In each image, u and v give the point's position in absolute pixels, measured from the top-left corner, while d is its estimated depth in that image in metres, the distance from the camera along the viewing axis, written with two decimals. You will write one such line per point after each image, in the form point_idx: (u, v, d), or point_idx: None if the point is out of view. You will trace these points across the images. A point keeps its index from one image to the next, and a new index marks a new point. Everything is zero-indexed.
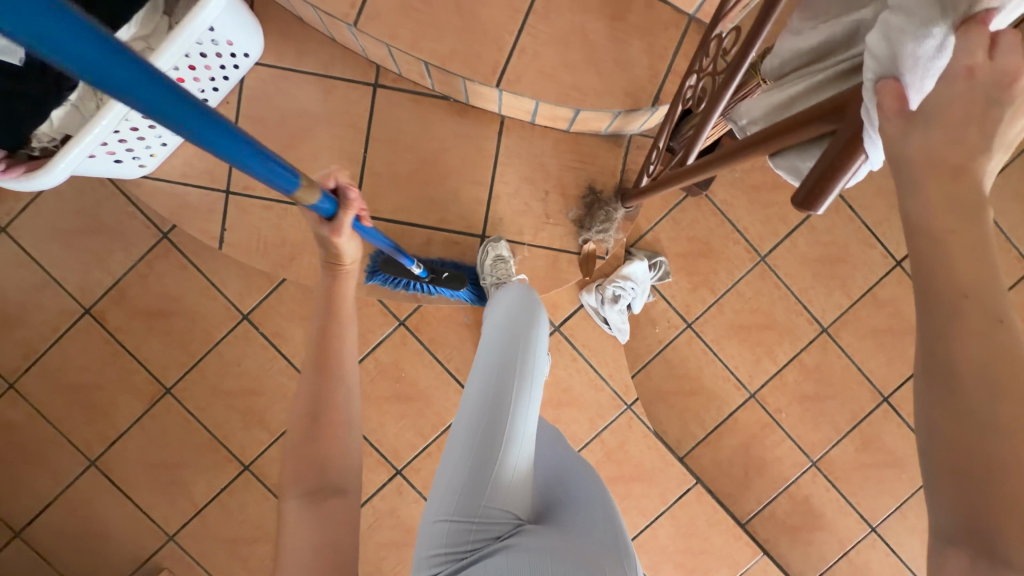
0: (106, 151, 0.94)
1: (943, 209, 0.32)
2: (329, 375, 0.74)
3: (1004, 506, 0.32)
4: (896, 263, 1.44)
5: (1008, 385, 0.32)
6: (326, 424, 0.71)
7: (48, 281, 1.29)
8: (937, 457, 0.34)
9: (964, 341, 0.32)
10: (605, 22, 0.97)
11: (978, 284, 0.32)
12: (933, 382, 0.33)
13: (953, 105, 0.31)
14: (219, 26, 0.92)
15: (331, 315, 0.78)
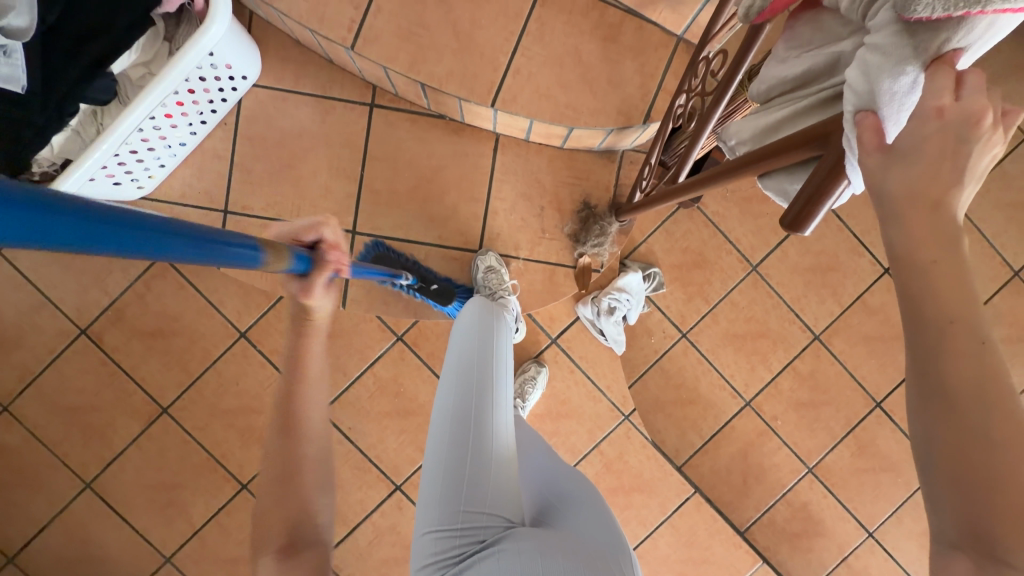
0: (106, 173, 0.96)
1: (925, 240, 0.35)
2: (296, 435, 0.67)
3: (1003, 513, 0.33)
4: (885, 271, 1.48)
5: (998, 401, 0.34)
6: (295, 487, 0.66)
7: (44, 302, 1.29)
8: (936, 467, 0.35)
9: (954, 359, 0.34)
10: (598, 43, 1.00)
11: (963, 307, 0.35)
12: (931, 404, 0.35)
13: (928, 144, 0.34)
14: (218, 51, 0.93)
15: (292, 370, 0.67)
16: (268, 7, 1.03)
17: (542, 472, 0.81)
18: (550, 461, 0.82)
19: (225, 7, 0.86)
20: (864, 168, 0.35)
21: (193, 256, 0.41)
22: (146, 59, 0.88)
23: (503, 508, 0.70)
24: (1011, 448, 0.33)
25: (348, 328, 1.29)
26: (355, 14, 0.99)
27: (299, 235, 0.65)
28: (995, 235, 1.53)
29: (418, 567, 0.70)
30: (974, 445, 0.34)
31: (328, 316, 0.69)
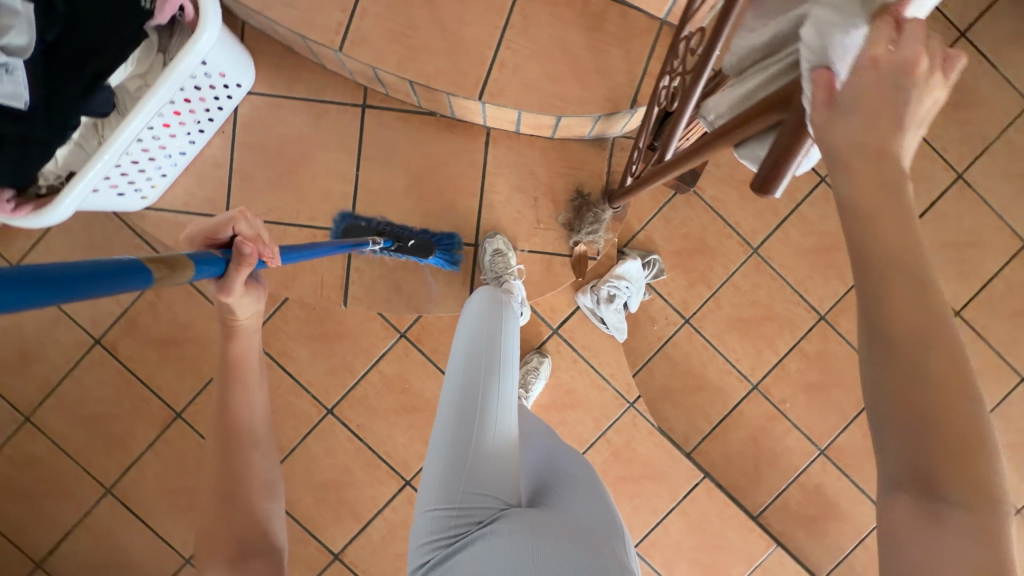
0: (110, 185, 0.98)
1: (867, 187, 0.35)
2: (238, 442, 0.69)
3: (941, 450, 0.34)
4: None
5: (933, 337, 0.34)
6: (241, 494, 0.68)
7: (61, 315, 1.33)
8: (882, 412, 0.35)
9: (892, 297, 0.34)
10: (583, 33, 1.01)
11: (903, 250, 0.35)
12: (875, 343, 0.35)
13: (868, 94, 0.34)
14: (211, 60, 0.96)
15: (230, 380, 0.71)
16: (258, 16, 1.05)
17: (542, 456, 0.82)
18: (550, 445, 0.83)
19: (215, 16, 0.89)
20: (812, 124, 0.36)
21: (58, 297, 0.38)
22: (142, 71, 0.91)
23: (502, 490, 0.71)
24: (950, 386, 0.34)
25: (352, 327, 1.31)
26: (343, 17, 1.01)
27: (214, 232, 0.64)
28: (1004, 207, 1.50)
29: (417, 544, 0.72)
30: (918, 385, 0.34)
31: (256, 315, 0.71)
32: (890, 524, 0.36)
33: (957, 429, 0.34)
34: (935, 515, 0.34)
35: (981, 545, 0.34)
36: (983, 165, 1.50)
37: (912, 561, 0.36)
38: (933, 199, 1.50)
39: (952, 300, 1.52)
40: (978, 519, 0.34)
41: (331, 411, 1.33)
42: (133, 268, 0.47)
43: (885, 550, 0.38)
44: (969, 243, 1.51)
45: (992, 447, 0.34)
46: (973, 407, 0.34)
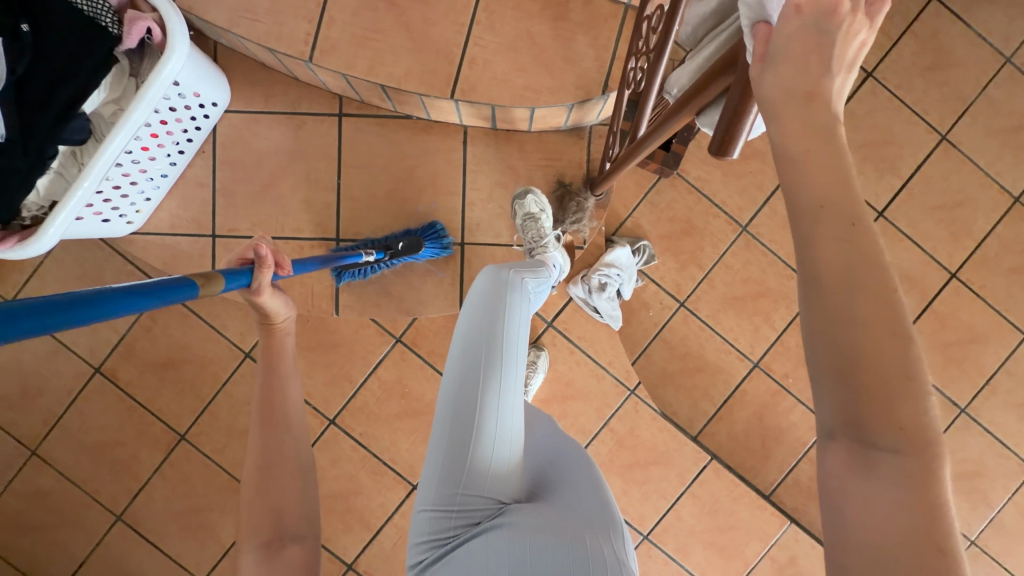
0: (93, 212, 1.00)
1: (798, 133, 0.37)
2: (278, 429, 0.73)
3: (870, 394, 0.35)
4: (878, 215, 1.51)
5: (865, 280, 0.35)
6: (277, 481, 0.70)
7: (59, 346, 1.35)
8: (814, 358, 0.37)
9: (822, 238, 0.36)
10: (548, 23, 1.01)
11: (837, 193, 0.36)
12: (807, 289, 0.37)
13: (795, 42, 0.36)
14: (183, 80, 0.97)
15: (270, 372, 0.75)
16: (227, 33, 1.06)
17: (541, 449, 0.81)
18: (549, 438, 0.82)
19: (182, 36, 0.90)
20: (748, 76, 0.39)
21: (84, 320, 0.46)
22: (116, 97, 0.92)
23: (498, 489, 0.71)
24: (879, 329, 0.35)
25: (347, 336, 1.31)
26: (310, 27, 1.03)
27: (245, 253, 0.74)
28: (990, 164, 1.50)
29: (414, 542, 0.72)
30: (847, 329, 0.35)
31: (291, 317, 0.79)
32: (828, 473, 0.38)
33: (884, 371, 0.35)
34: (863, 458, 0.36)
35: (912, 488, 0.35)
36: (966, 124, 1.49)
37: (848, 510, 0.37)
38: (919, 162, 1.50)
39: (948, 263, 1.51)
40: (906, 462, 0.35)
41: (333, 421, 1.33)
42: (181, 285, 0.59)
43: (825, 500, 0.39)
44: (958, 203, 1.51)
45: (921, 389, 0.35)
46: (904, 352, 0.35)
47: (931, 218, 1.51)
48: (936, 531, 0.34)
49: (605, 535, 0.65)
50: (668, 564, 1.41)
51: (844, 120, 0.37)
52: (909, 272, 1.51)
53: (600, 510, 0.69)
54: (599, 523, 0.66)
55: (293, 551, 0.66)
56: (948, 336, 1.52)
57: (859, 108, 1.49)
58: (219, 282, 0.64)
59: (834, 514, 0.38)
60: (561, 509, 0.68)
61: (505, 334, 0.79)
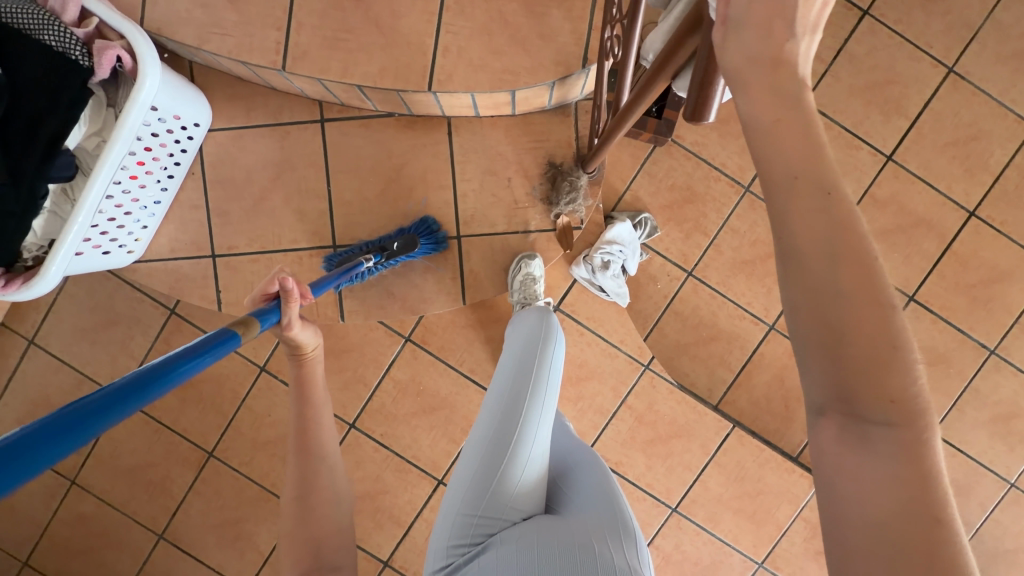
0: (92, 245, 1.01)
1: (765, 101, 0.37)
2: (314, 457, 0.72)
3: (859, 369, 0.37)
4: (888, 158, 1.45)
5: (846, 253, 0.36)
6: (314, 510, 0.70)
7: (82, 378, 1.38)
8: (802, 339, 0.38)
9: (800, 213, 0.37)
10: (519, 1, 0.99)
11: (806, 163, 0.37)
12: (786, 266, 0.38)
13: (755, 4, 0.37)
14: (161, 105, 0.97)
15: (304, 402, 0.75)
16: (199, 51, 1.05)
17: (569, 467, 0.79)
18: (578, 453, 0.80)
19: (153, 60, 0.90)
20: (712, 43, 0.40)
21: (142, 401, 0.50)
22: (97, 128, 0.93)
23: (520, 502, 0.71)
24: (862, 304, 0.36)
25: (357, 340, 1.33)
26: (279, 35, 1.01)
27: (267, 288, 0.74)
28: (1003, 93, 1.42)
29: (438, 548, 0.72)
30: (832, 306, 0.36)
31: (319, 344, 0.77)
32: (820, 447, 0.40)
33: (872, 348, 0.36)
34: (854, 434, 0.38)
35: (903, 460, 0.37)
36: (974, 53, 1.42)
37: (843, 486, 0.39)
38: (927, 98, 1.43)
39: (965, 202, 1.45)
40: (898, 432, 0.37)
41: (354, 425, 1.35)
42: (224, 337, 0.62)
43: (820, 476, 0.41)
44: (971, 137, 1.44)
45: (908, 361, 0.37)
46: (890, 327, 0.36)
47: (943, 156, 1.44)
48: (928, 497, 0.37)
49: (624, 554, 0.63)
50: (700, 534, 1.41)
51: (812, 84, 0.38)
52: (925, 216, 1.46)
53: (620, 529, 0.66)
54: (618, 545, 0.64)
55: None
56: (971, 277, 1.47)
57: (858, 49, 1.42)
58: (256, 325, 0.67)
59: (830, 489, 0.40)
60: (580, 524, 0.67)
61: (550, 353, 0.81)
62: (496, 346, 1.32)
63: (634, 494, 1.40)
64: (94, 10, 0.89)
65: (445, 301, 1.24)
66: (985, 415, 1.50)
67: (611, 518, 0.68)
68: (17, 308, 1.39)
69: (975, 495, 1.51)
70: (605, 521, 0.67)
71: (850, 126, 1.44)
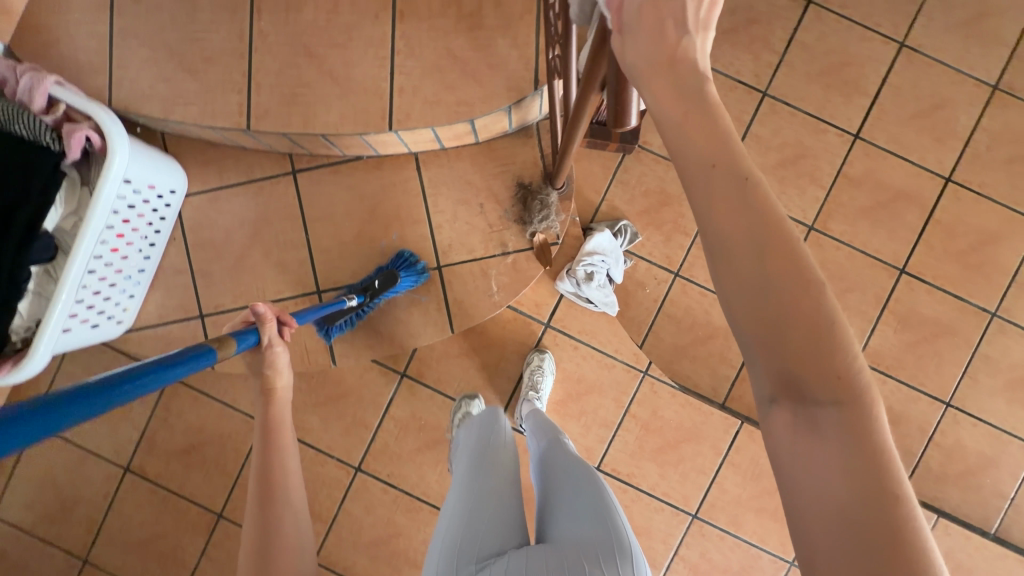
0: (79, 321, 1.03)
1: (670, 98, 0.40)
2: (277, 504, 0.70)
3: (799, 355, 0.38)
4: (855, 137, 1.46)
5: (771, 238, 0.38)
6: (276, 563, 0.66)
7: (87, 454, 1.39)
8: (747, 332, 0.39)
9: (722, 203, 0.39)
10: (465, 36, 1.02)
11: (717, 152, 0.39)
12: (718, 256, 0.39)
13: (646, 12, 0.39)
14: (134, 176, 1.01)
15: (271, 447, 0.73)
16: (166, 122, 1.09)
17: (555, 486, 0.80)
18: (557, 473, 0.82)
19: (121, 136, 0.93)
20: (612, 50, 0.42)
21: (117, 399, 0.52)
22: (73, 208, 0.96)
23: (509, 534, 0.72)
24: (792, 289, 0.38)
25: (353, 382, 1.33)
26: (240, 97, 1.05)
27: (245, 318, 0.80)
28: (958, 59, 1.45)
29: None
30: (763, 292, 0.38)
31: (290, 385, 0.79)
32: (775, 437, 0.41)
33: (805, 341, 0.38)
34: (803, 423, 0.39)
35: (854, 438, 0.38)
36: (923, 26, 1.45)
37: (802, 476, 0.40)
38: (884, 75, 1.45)
39: (939, 169, 1.46)
40: (846, 413, 0.38)
41: (359, 468, 1.34)
42: (199, 353, 0.66)
43: (779, 467, 0.42)
44: (935, 106, 1.45)
45: (846, 342, 0.39)
46: (824, 315, 0.38)
47: (910, 128, 1.46)
48: (880, 474, 0.38)
49: None
50: (725, 539, 1.36)
51: (712, 77, 0.41)
52: (903, 188, 1.46)
53: (613, 551, 0.65)
54: (612, 564, 0.64)
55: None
56: (960, 243, 1.46)
57: (808, 37, 1.45)
58: (231, 345, 0.70)
59: (791, 481, 0.40)
60: (571, 551, 0.66)
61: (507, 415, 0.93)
62: (492, 371, 1.34)
63: (651, 505, 1.36)
64: (61, 96, 0.92)
65: (434, 332, 1.24)
66: (1000, 380, 1.47)
67: (602, 539, 0.67)
68: (17, 392, 1.40)
69: (1005, 464, 1.46)
70: (595, 544, 0.66)
71: (813, 111, 1.46)
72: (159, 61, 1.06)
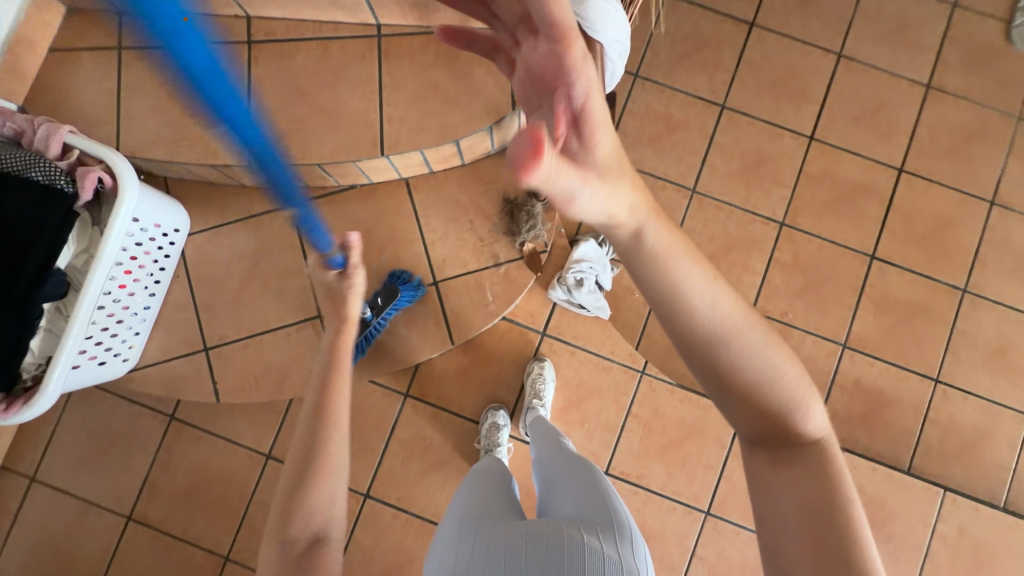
0: (88, 357, 1.06)
1: (665, 255, 0.49)
2: (324, 425, 0.75)
3: (780, 415, 0.57)
4: (810, 139, 1.58)
5: (759, 341, 0.53)
6: (313, 475, 0.73)
7: (86, 506, 1.36)
8: (743, 401, 0.56)
9: (725, 323, 0.51)
10: (444, 68, 1.13)
11: (704, 287, 0.50)
12: (721, 360, 0.52)
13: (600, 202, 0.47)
14: (142, 215, 1.06)
15: (330, 374, 0.78)
16: (170, 164, 1.17)
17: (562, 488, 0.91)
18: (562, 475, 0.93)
19: (132, 177, 0.99)
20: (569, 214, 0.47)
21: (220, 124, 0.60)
22: (85, 247, 1.00)
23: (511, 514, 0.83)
24: (780, 373, 0.55)
25: (357, 406, 1.35)
26: (241, 136, 1.13)
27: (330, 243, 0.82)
28: (891, 64, 1.60)
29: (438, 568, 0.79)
30: (757, 377, 0.54)
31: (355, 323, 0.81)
32: (758, 465, 0.60)
33: (774, 403, 0.56)
34: (779, 454, 0.59)
35: (814, 465, 0.58)
36: (854, 38, 1.61)
37: (778, 491, 0.58)
38: (827, 83, 1.60)
39: (890, 161, 1.58)
40: (809, 447, 0.59)
41: (368, 494, 1.33)
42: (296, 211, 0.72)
43: (759, 487, 0.60)
44: (877, 107, 1.59)
45: (810, 403, 0.58)
46: (791, 384, 0.56)
47: (858, 127, 1.59)
48: (835, 488, 0.57)
49: (616, 551, 0.70)
50: (740, 534, 1.36)
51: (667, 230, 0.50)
52: (859, 181, 1.57)
53: (614, 530, 0.74)
54: (613, 539, 0.72)
55: (325, 557, 0.71)
56: (919, 227, 1.56)
57: (755, 55, 1.60)
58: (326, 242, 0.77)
59: (771, 496, 0.59)
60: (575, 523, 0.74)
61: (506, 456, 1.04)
62: (493, 384, 1.37)
63: (663, 505, 1.36)
64: (75, 143, 0.99)
65: (434, 346, 1.28)
66: (980, 354, 1.53)
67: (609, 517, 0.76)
68: (14, 448, 1.38)
69: (999, 435, 1.50)
70: (603, 518, 0.75)
71: (768, 118, 1.59)
72: (163, 110, 1.14)
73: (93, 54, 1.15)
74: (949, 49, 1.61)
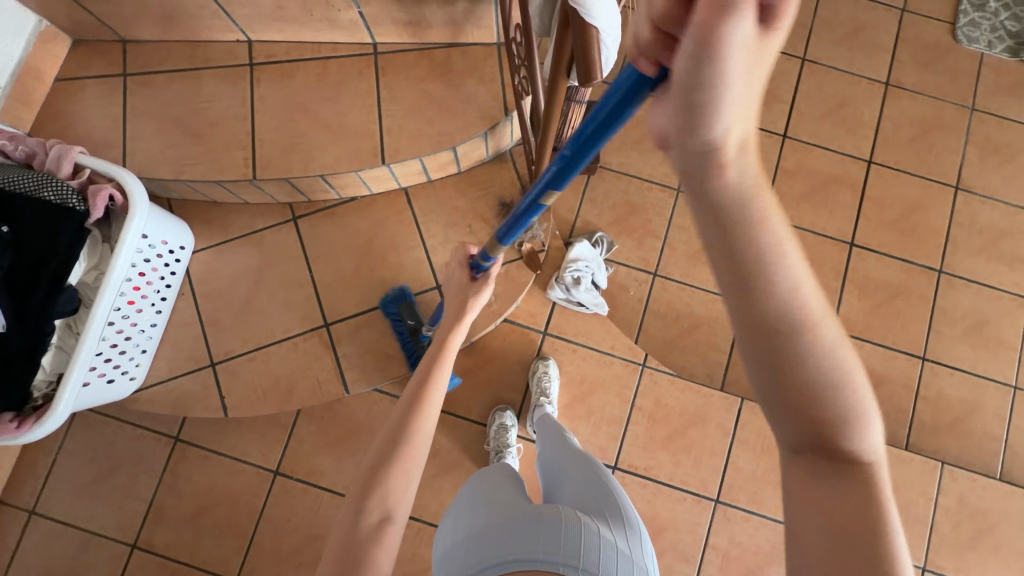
0: (97, 374, 1.06)
1: (723, 193, 0.39)
2: (421, 405, 0.83)
3: (827, 418, 0.44)
4: (782, 136, 1.68)
5: (813, 323, 0.42)
6: (399, 453, 0.78)
7: (89, 537, 1.32)
8: (776, 393, 0.44)
9: (775, 289, 0.41)
10: (438, 79, 1.19)
11: (769, 249, 0.41)
12: (763, 335, 0.42)
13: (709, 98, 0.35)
14: (150, 232, 1.08)
15: (433, 361, 0.90)
16: (174, 183, 1.20)
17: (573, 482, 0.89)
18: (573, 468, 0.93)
19: (141, 193, 1.02)
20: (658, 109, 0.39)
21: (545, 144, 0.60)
22: (95, 262, 1.03)
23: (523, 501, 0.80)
24: (833, 368, 0.43)
25: (364, 415, 1.35)
26: (245, 152, 1.17)
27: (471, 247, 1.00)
28: (850, 66, 1.72)
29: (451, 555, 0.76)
30: (805, 366, 0.42)
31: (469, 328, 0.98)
32: (789, 475, 0.48)
33: (821, 405, 0.43)
34: (820, 470, 0.46)
35: (854, 493, 0.45)
36: (815, 43, 1.73)
37: (806, 510, 0.46)
38: (794, 85, 1.71)
39: (859, 154, 1.68)
40: (857, 470, 0.45)
41: None
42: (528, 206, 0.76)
43: (786, 501, 0.48)
44: (841, 104, 1.70)
45: (869, 417, 0.45)
46: (849, 383, 0.43)
47: (825, 124, 1.69)
48: (874, 521, 0.44)
49: (630, 548, 0.72)
50: (750, 519, 1.38)
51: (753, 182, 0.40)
52: (832, 173, 1.66)
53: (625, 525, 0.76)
54: (629, 535, 0.75)
55: (389, 538, 0.71)
56: (891, 213, 1.65)
57: None
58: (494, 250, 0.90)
59: (797, 515, 0.47)
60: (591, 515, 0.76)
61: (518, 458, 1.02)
62: (498, 385, 1.39)
63: (673, 496, 1.38)
64: (86, 163, 1.02)
65: None
66: (960, 330, 1.60)
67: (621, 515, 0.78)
68: (13, 481, 1.35)
69: (987, 407, 1.56)
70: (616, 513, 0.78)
71: None
72: (168, 131, 1.18)
73: (99, 82, 1.20)
74: (902, 49, 1.73)
